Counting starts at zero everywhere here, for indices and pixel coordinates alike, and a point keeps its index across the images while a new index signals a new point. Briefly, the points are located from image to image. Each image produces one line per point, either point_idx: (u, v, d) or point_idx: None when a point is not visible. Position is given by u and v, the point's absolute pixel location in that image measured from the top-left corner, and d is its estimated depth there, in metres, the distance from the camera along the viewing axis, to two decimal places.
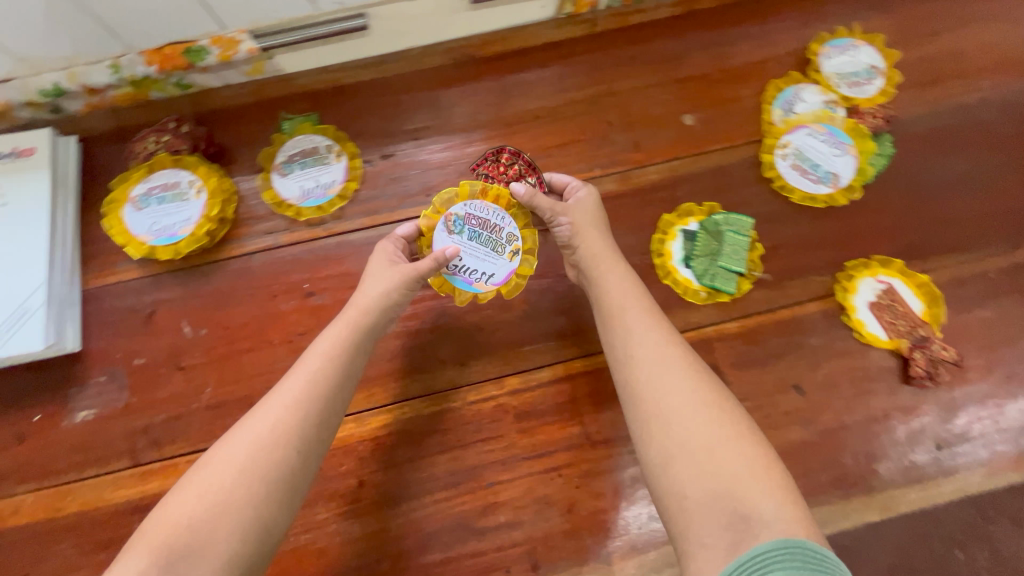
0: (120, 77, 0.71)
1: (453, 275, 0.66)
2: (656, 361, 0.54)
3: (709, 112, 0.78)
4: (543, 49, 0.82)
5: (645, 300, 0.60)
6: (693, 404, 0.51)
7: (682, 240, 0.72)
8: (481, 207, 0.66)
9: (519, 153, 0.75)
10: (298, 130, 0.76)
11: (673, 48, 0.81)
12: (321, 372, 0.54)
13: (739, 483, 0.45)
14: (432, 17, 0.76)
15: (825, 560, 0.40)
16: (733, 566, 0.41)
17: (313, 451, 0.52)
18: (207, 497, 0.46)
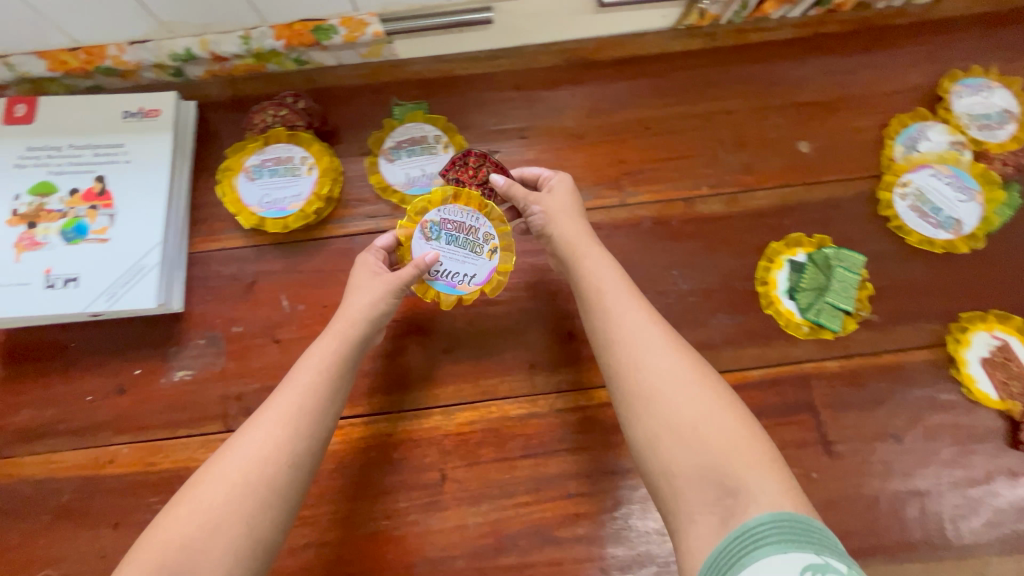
0: (247, 48, 0.72)
1: (434, 280, 0.64)
2: (636, 340, 0.52)
3: (825, 140, 0.76)
4: (658, 59, 0.80)
5: (620, 275, 0.58)
6: (677, 381, 0.49)
7: (789, 271, 0.70)
8: (454, 211, 0.64)
9: (485, 154, 0.70)
10: (409, 117, 0.76)
11: (793, 71, 0.79)
12: (307, 388, 0.54)
13: (725, 460, 0.45)
14: (555, 16, 0.75)
15: (814, 530, 0.40)
16: (725, 543, 0.42)
17: (302, 456, 0.51)
18: (199, 516, 0.46)
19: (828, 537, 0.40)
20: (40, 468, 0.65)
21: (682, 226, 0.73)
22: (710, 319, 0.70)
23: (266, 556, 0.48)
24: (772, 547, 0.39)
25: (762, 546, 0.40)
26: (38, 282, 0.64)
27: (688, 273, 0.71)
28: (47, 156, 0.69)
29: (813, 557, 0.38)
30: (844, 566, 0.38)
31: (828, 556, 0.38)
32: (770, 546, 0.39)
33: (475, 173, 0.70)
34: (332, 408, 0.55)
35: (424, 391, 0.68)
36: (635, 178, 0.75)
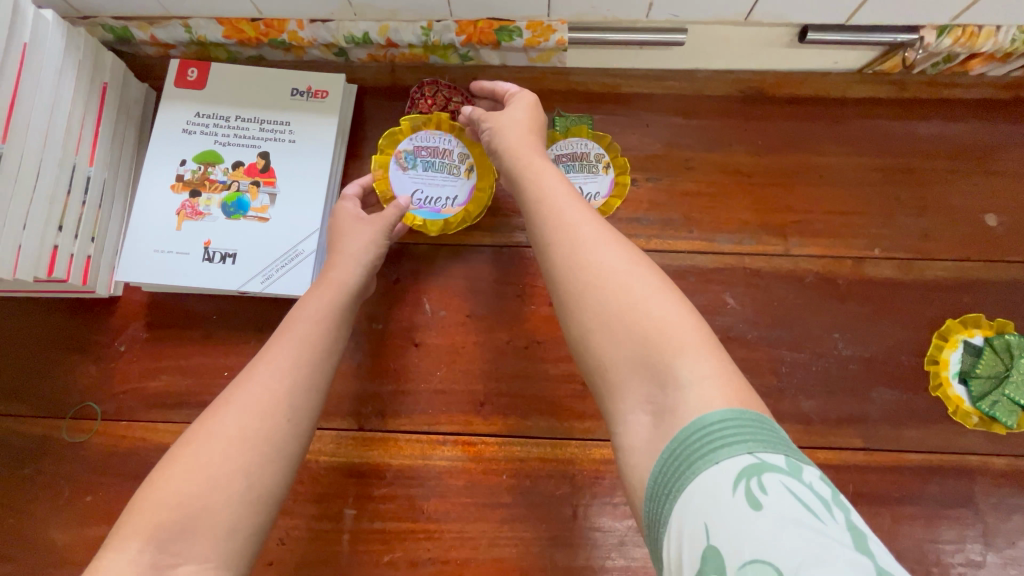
0: (424, 39, 0.69)
1: (418, 207, 0.68)
2: (569, 240, 0.49)
3: (1015, 216, 0.70)
4: (838, 103, 0.75)
5: (563, 179, 0.56)
6: (610, 276, 0.47)
7: (963, 353, 0.65)
8: (427, 139, 0.70)
9: (439, 80, 0.73)
10: (573, 131, 0.73)
11: (987, 135, 0.73)
12: (304, 338, 0.54)
13: (657, 347, 0.43)
14: (743, 45, 0.70)
15: (748, 424, 0.37)
16: (660, 463, 0.39)
17: (299, 399, 0.51)
18: (190, 473, 0.44)
19: (765, 424, 0.38)
20: (173, 437, 0.66)
21: (849, 287, 0.68)
22: (871, 392, 0.65)
23: (275, 507, 0.47)
24: (705, 461, 0.36)
25: (696, 462, 0.37)
26: (197, 253, 0.64)
27: (851, 339, 0.67)
28: (214, 126, 0.68)
29: (748, 462, 0.35)
30: (782, 459, 0.36)
31: (763, 454, 0.36)
32: (705, 460, 0.36)
33: (433, 101, 0.73)
34: (331, 354, 0.56)
35: (560, 420, 0.65)
36: (802, 228, 0.71)
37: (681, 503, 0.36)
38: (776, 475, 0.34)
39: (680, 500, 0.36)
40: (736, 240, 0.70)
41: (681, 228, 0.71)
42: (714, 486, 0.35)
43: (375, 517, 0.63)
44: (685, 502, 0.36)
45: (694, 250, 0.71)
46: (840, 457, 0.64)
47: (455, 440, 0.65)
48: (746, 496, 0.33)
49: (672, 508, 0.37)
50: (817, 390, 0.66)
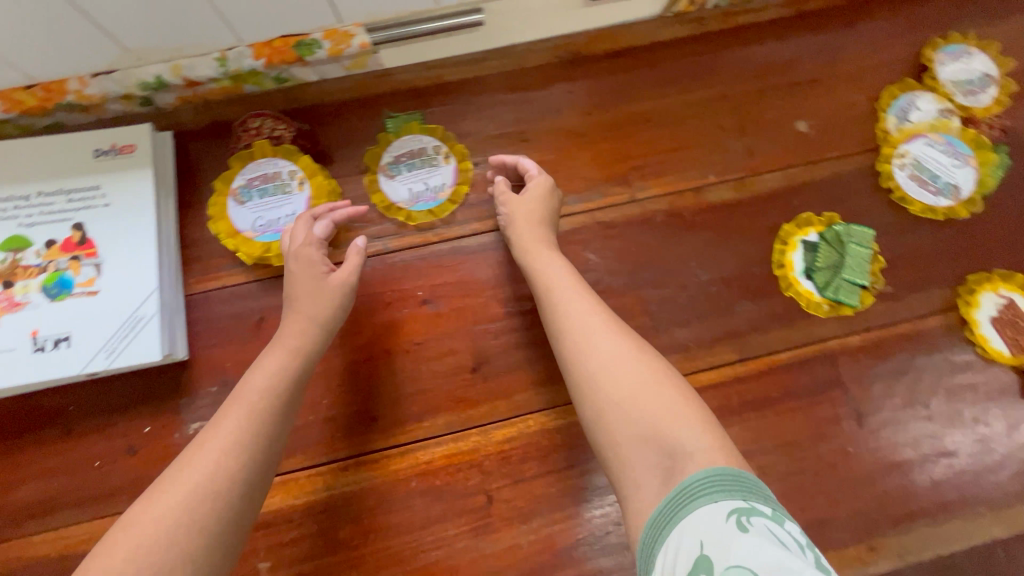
0: (224, 70, 0.67)
1: (262, 234, 0.67)
2: (579, 327, 0.56)
3: (822, 119, 0.77)
4: (649, 49, 0.78)
5: (568, 264, 0.62)
6: (619, 363, 0.52)
7: (804, 251, 0.71)
8: (255, 169, 0.69)
9: (260, 111, 0.69)
10: (405, 130, 0.73)
11: (783, 51, 0.79)
12: (257, 406, 0.52)
13: (664, 424, 0.47)
14: (545, 13, 0.72)
15: (745, 480, 0.42)
16: (665, 501, 0.43)
17: (252, 475, 0.49)
18: (136, 552, 0.42)
19: (757, 483, 0.42)
20: (53, 546, 0.60)
21: (695, 216, 0.72)
22: (735, 308, 0.70)
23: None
24: (705, 498, 0.41)
25: (696, 498, 0.41)
26: (25, 346, 0.59)
27: (707, 264, 0.71)
28: (13, 207, 0.63)
29: (740, 504, 0.39)
30: (769, 508, 0.39)
31: (754, 501, 0.40)
32: (703, 496, 0.41)
33: (258, 132, 0.68)
34: (286, 416, 0.54)
35: (458, 413, 0.65)
36: (643, 172, 0.74)
37: (679, 530, 0.40)
38: (763, 517, 0.38)
39: (679, 526, 0.40)
40: (585, 198, 0.73)
41: None
42: (707, 518, 0.39)
43: (294, 562, 0.61)
44: (683, 528, 0.40)
45: None
46: (720, 374, 0.68)
47: (356, 461, 0.64)
48: (736, 522, 0.38)
49: (671, 533, 0.41)
50: (686, 318, 0.69)
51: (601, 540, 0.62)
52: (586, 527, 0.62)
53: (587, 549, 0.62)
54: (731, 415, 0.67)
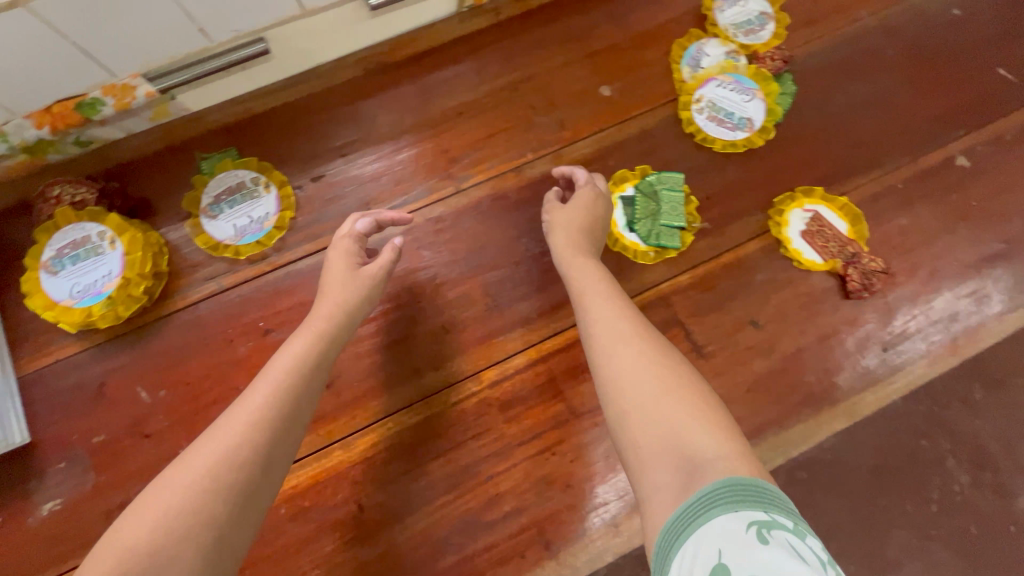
0: (10, 145, 0.66)
1: (82, 300, 0.66)
2: (609, 329, 0.57)
3: (625, 80, 0.81)
4: (452, 46, 0.82)
5: (602, 273, 0.64)
6: (645, 364, 0.53)
7: (624, 206, 0.75)
8: (64, 237, 0.67)
9: (57, 180, 0.68)
10: (219, 168, 0.73)
11: (578, 25, 0.83)
12: (283, 381, 0.55)
13: (685, 427, 0.47)
14: (335, 30, 0.74)
15: (767, 492, 0.40)
16: (680, 507, 0.42)
17: (269, 468, 0.51)
18: (170, 513, 0.44)
19: (779, 495, 0.40)
20: None
21: (520, 195, 0.76)
22: None
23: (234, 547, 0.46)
24: (723, 508, 0.39)
25: (713, 508, 0.40)
26: None
27: (537, 237, 0.74)
28: None
29: (761, 516, 0.38)
30: (790, 522, 0.38)
31: (775, 514, 0.38)
32: (721, 506, 0.40)
33: (59, 201, 0.67)
34: (310, 394, 0.57)
35: (316, 432, 0.66)
36: (464, 163, 0.77)
37: (695, 539, 0.39)
38: (783, 531, 0.37)
39: (696, 534, 0.39)
40: (413, 199, 0.75)
41: (361, 209, 0.74)
42: (727, 530, 0.38)
43: None
44: (700, 537, 0.39)
45: None
46: (567, 338, 0.70)
47: None
48: (757, 535, 0.36)
49: (688, 539, 0.39)
50: (526, 291, 0.72)
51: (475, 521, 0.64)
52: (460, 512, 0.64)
53: (462, 533, 0.63)
54: (582, 373, 0.69)
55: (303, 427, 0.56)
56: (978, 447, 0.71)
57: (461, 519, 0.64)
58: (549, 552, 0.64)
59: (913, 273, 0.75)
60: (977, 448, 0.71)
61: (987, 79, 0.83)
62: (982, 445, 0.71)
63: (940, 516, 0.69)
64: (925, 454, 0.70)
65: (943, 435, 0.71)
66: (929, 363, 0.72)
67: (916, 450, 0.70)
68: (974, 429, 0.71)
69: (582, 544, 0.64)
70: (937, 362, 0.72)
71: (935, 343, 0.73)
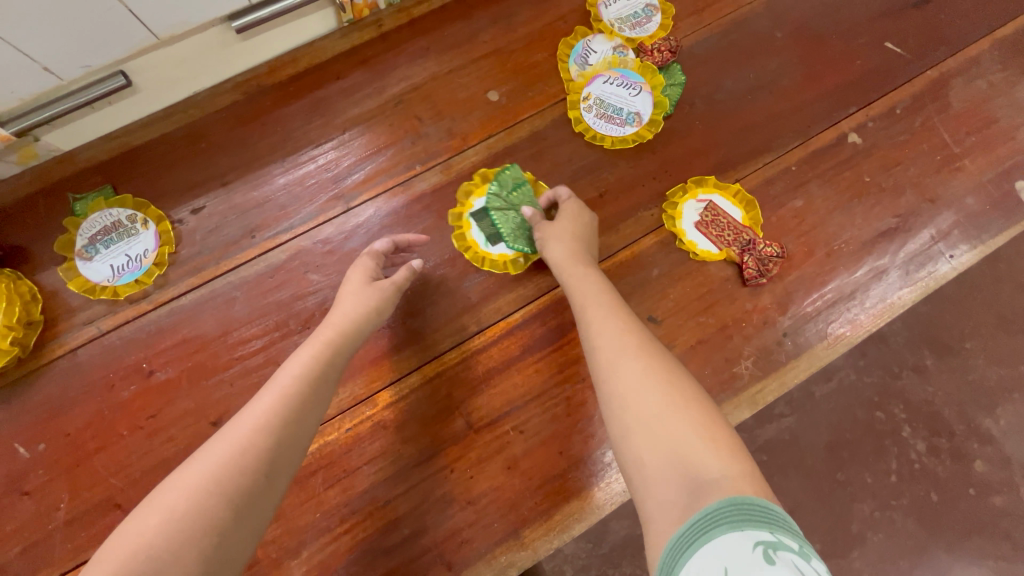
0: None
1: None
2: (613, 342, 0.57)
3: (512, 84, 0.80)
4: (335, 62, 0.80)
5: (600, 282, 0.64)
6: (649, 382, 0.53)
7: (478, 223, 0.73)
8: None
9: None
10: (92, 209, 0.71)
11: (462, 31, 0.82)
12: (290, 396, 0.54)
13: (691, 448, 0.47)
14: (203, 56, 0.72)
15: (774, 513, 0.40)
16: (685, 524, 0.42)
17: (269, 498, 0.50)
18: (170, 521, 0.45)
19: (784, 518, 0.40)
20: None
21: (410, 209, 0.75)
22: (463, 284, 0.72)
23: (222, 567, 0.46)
24: (729, 526, 0.39)
25: (718, 526, 0.40)
26: None
27: (428, 251, 0.73)
28: None
29: (766, 536, 0.38)
30: (796, 544, 0.38)
31: (781, 535, 0.38)
32: (728, 525, 0.40)
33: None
34: (316, 412, 0.56)
35: None
36: (351, 181, 0.75)
37: (701, 554, 0.39)
38: (789, 552, 0.37)
39: (701, 550, 0.39)
40: (299, 222, 0.73)
41: (245, 237, 0.72)
42: (733, 548, 0.38)
43: None
44: (706, 552, 0.39)
45: (264, 251, 0.72)
46: (462, 351, 0.69)
47: None
48: (763, 555, 0.36)
49: (693, 554, 0.39)
50: (419, 307, 0.71)
51: (375, 548, 0.63)
52: (358, 540, 0.63)
53: (362, 560, 0.62)
54: (480, 385, 0.68)
55: (306, 447, 0.55)
56: (932, 414, 0.79)
57: (358, 547, 0.63)
58: (452, 572, 0.62)
59: (810, 255, 0.75)
60: (925, 414, 0.79)
61: (876, 54, 0.83)
62: (936, 412, 0.79)
63: (900, 484, 0.77)
64: (880, 424, 0.79)
65: (896, 403, 0.79)
66: (830, 344, 0.72)
67: (870, 420, 0.79)
68: (924, 395, 0.79)
69: (485, 560, 0.63)
70: (838, 343, 0.72)
71: (836, 323, 0.73)
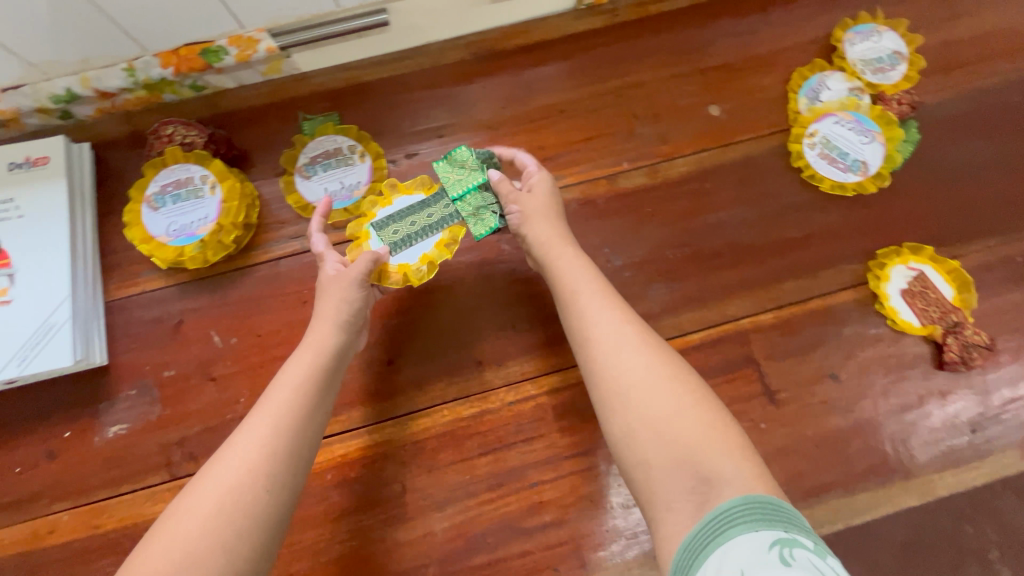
0: (134, 80, 0.68)
1: (173, 238, 0.66)
2: (612, 335, 0.54)
3: (735, 102, 0.78)
4: (563, 42, 0.80)
5: (586, 266, 0.61)
6: (654, 378, 0.51)
7: (377, 233, 0.65)
8: (169, 175, 0.68)
9: (169, 120, 0.68)
10: (320, 131, 0.73)
11: (694, 39, 0.80)
12: (282, 403, 0.54)
13: (699, 448, 0.47)
14: (452, 11, 0.73)
15: (787, 511, 0.42)
16: (699, 526, 0.43)
17: (279, 513, 0.49)
18: (176, 546, 0.44)
19: (796, 515, 0.42)
20: None
21: (609, 204, 0.74)
22: (647, 291, 0.71)
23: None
24: (744, 526, 0.41)
25: (733, 527, 0.42)
26: None
27: (619, 249, 0.72)
28: None
29: (783, 535, 0.40)
30: (810, 542, 0.40)
31: (796, 533, 0.40)
32: (743, 525, 0.42)
33: (170, 139, 0.68)
34: (312, 415, 0.55)
35: (374, 405, 0.66)
36: (556, 162, 0.75)
37: (717, 557, 0.40)
38: (806, 550, 0.39)
39: (716, 552, 0.41)
40: None
41: None
42: (748, 547, 0.40)
43: None
44: (722, 555, 0.40)
45: None
46: None
47: None
48: (779, 555, 0.38)
49: (709, 557, 0.41)
50: None
51: (516, 526, 0.63)
52: (504, 514, 0.63)
53: (501, 534, 0.63)
54: None
55: (314, 448, 0.54)
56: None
57: (502, 521, 0.63)
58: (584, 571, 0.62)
59: (1017, 354, 0.69)
60: (1018, 542, 0.65)
61: None
62: None
63: None
64: (966, 539, 0.64)
65: (989, 522, 0.65)
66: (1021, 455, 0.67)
67: (955, 531, 0.65)
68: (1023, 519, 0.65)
69: (619, 569, 0.62)
70: None
71: None
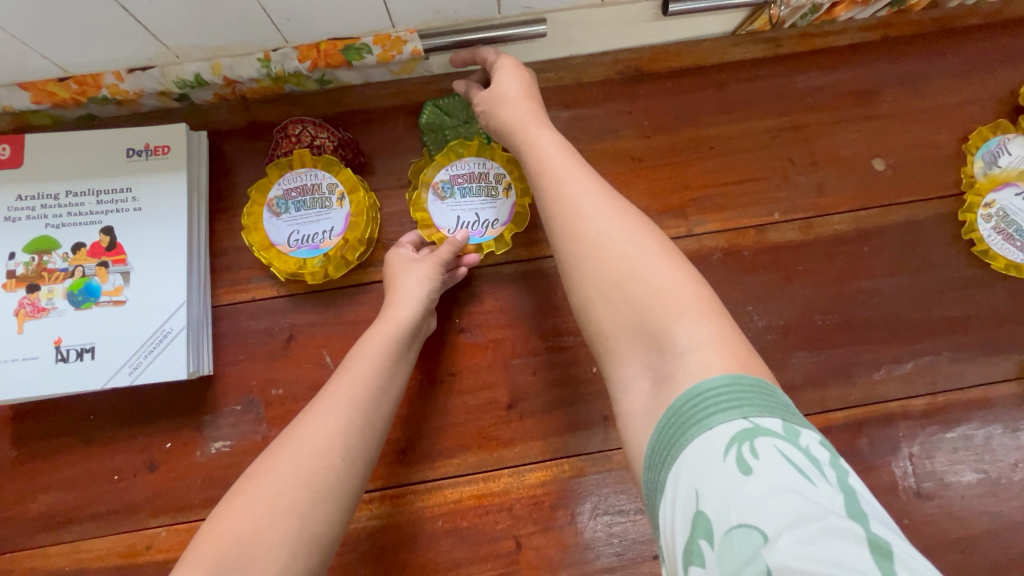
0: (267, 71, 0.62)
1: (295, 249, 0.62)
2: (565, 210, 0.48)
3: (903, 157, 0.70)
4: (716, 68, 0.72)
5: (555, 139, 0.54)
6: (610, 240, 0.45)
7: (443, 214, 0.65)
8: (293, 178, 0.64)
9: (301, 118, 0.64)
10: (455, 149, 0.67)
11: (864, 80, 0.72)
12: (363, 372, 0.53)
13: (652, 313, 0.41)
14: (609, 25, 0.67)
15: (745, 390, 0.35)
16: (657, 432, 0.37)
17: (350, 483, 0.48)
18: (257, 503, 0.44)
19: (758, 392, 0.35)
20: (68, 559, 0.59)
21: (756, 257, 0.67)
22: (790, 359, 0.65)
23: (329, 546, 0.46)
24: (697, 427, 0.34)
25: (687, 431, 0.35)
26: (48, 354, 0.57)
27: (764, 309, 0.66)
28: (41, 207, 0.60)
29: (742, 426, 0.33)
30: (777, 425, 0.33)
31: (758, 419, 0.33)
32: (698, 425, 0.34)
33: (298, 140, 0.64)
34: (390, 390, 0.54)
35: (490, 452, 0.62)
36: (701, 204, 0.69)
37: (674, 474, 0.34)
38: (770, 441, 0.32)
39: (673, 470, 0.34)
40: None
41: None
42: (702, 454, 0.33)
43: None
44: (679, 470, 0.34)
45: None
46: None
47: (381, 495, 0.61)
48: (736, 460, 0.31)
49: (667, 473, 0.35)
50: None
51: None
52: None
53: None
54: None
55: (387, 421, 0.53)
56: None
57: None
58: None
59: None
60: None
61: None
62: None
63: None
64: None
65: None
66: None
67: None
68: None
69: None
70: None
71: None
